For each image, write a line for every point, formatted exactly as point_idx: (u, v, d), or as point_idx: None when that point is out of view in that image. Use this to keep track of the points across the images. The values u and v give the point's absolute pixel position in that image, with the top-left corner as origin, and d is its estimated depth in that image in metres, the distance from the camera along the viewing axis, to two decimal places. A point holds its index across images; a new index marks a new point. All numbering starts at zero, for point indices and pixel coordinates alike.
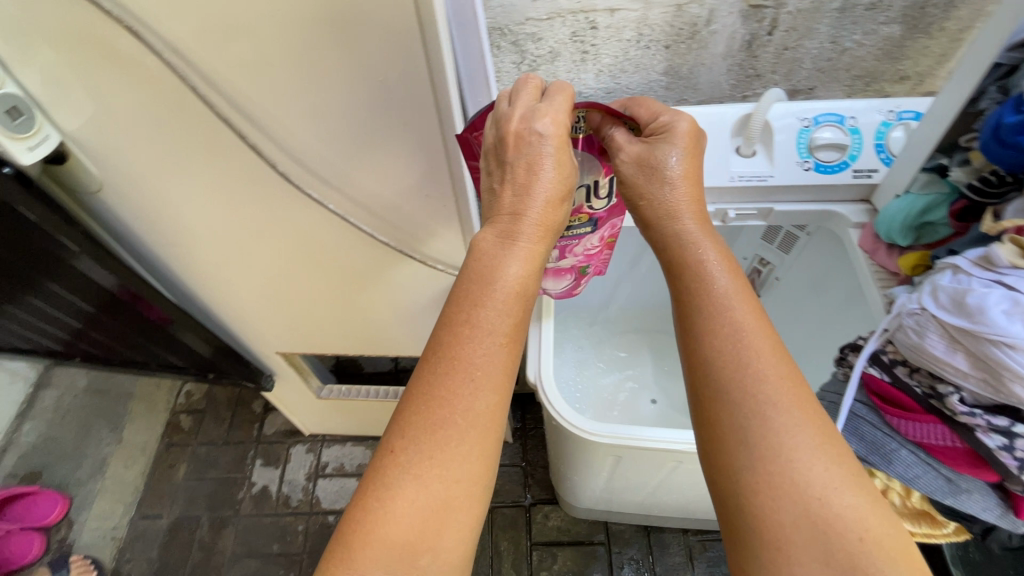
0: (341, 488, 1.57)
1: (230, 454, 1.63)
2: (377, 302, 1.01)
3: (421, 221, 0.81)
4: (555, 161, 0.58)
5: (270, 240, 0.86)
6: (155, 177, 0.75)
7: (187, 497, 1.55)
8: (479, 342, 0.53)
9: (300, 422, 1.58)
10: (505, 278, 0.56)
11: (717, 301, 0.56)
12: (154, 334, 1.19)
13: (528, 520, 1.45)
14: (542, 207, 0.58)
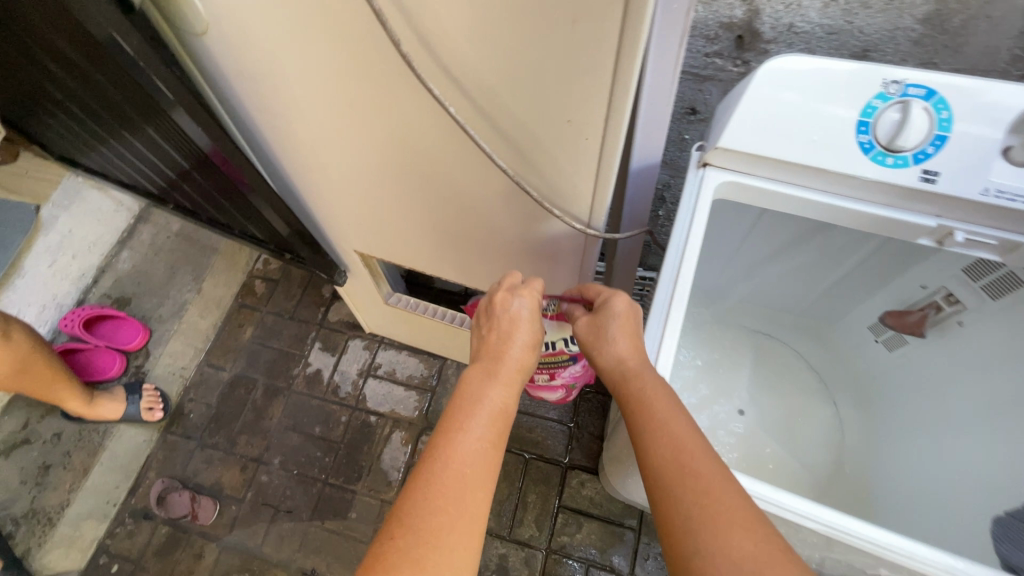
0: (388, 393, 1.58)
1: (295, 330, 1.69)
2: (475, 232, 0.90)
3: (553, 155, 0.66)
4: (524, 325, 0.79)
5: (380, 136, 0.75)
6: (261, 30, 0.64)
7: (249, 358, 1.64)
8: (470, 436, 0.66)
9: (363, 318, 1.57)
10: (491, 400, 0.71)
11: (654, 412, 0.62)
12: (238, 202, 1.16)
13: (562, 481, 1.40)
14: (520, 350, 0.77)
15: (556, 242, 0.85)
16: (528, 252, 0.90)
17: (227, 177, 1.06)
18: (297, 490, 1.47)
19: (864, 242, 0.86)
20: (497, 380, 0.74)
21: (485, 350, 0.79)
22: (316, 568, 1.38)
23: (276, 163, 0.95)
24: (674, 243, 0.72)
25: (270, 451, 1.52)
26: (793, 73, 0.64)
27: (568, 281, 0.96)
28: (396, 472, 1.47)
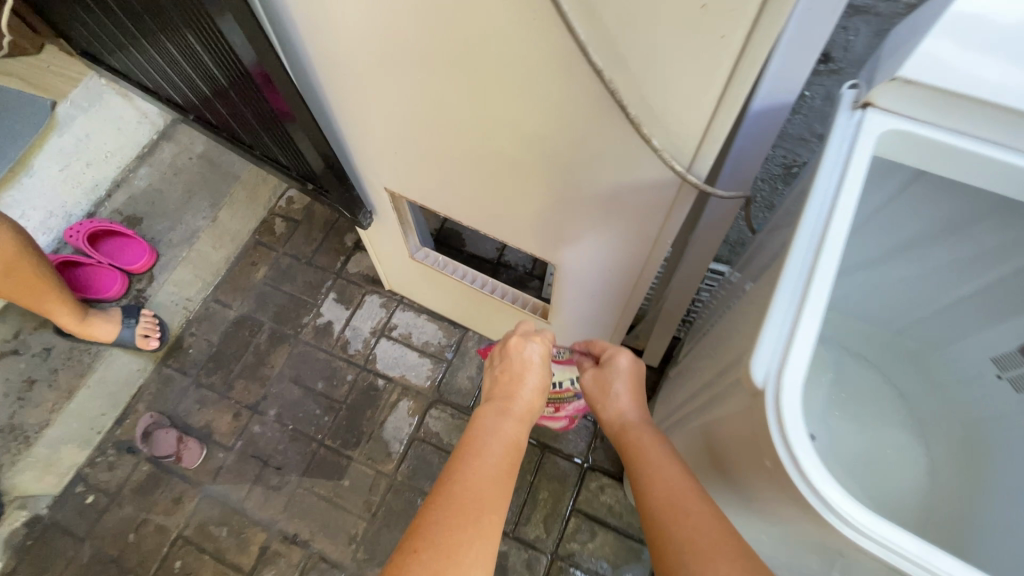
0: (399, 357, 1.44)
1: (311, 277, 1.57)
2: (531, 174, 0.73)
3: (673, 58, 0.48)
4: (538, 365, 0.91)
5: (439, 29, 0.59)
6: None
7: (259, 299, 1.54)
8: (497, 445, 0.76)
9: (383, 272, 1.43)
10: (507, 429, 0.80)
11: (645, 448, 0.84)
12: (273, 130, 1.02)
13: (579, 482, 1.25)
14: (534, 389, 0.88)
15: (635, 194, 0.68)
16: (595, 208, 0.74)
17: (264, 102, 0.92)
18: (290, 447, 1.36)
19: None
20: (516, 409, 0.84)
21: (500, 386, 0.89)
22: (299, 534, 1.26)
23: (303, 66, 0.79)
24: (812, 210, 0.61)
25: (267, 402, 1.41)
26: (979, 22, 0.57)
27: (638, 249, 0.80)
28: (398, 444, 1.33)
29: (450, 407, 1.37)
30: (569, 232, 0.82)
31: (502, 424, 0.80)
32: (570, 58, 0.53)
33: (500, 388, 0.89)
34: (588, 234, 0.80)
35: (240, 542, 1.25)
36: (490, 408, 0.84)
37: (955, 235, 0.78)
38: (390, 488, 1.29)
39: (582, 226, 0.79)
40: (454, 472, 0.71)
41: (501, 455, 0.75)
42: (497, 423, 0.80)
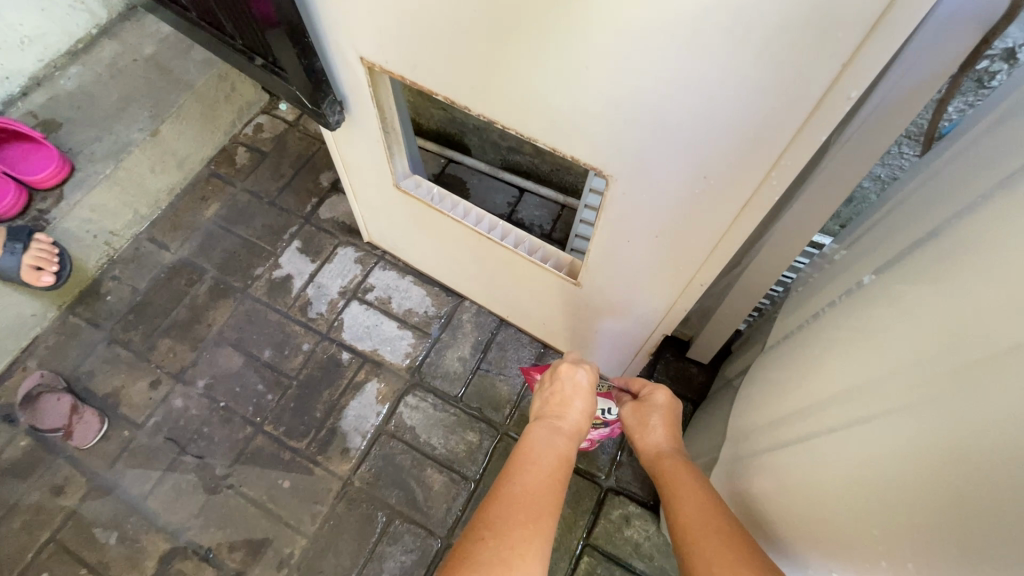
0: (372, 326, 1.12)
1: (273, 220, 1.26)
2: (601, 70, 0.52)
3: None
4: (587, 391, 0.77)
5: None
6: None
7: (204, 242, 1.23)
8: (545, 467, 0.64)
9: (362, 213, 1.11)
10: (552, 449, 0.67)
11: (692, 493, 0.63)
12: (235, 12, 0.75)
13: (596, 509, 0.93)
14: (581, 414, 0.75)
15: (756, 92, 0.47)
16: (687, 124, 0.52)
17: None
18: (217, 431, 1.03)
19: None
20: (565, 431, 0.71)
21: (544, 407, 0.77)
22: (213, 549, 0.93)
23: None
24: None
25: (195, 370, 1.09)
26: None
27: (770, 97, 0.46)
28: (359, 438, 1.01)
29: (433, 394, 1.05)
30: (641, 170, 0.59)
31: (549, 446, 0.68)
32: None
33: (543, 412, 0.76)
34: (672, 161, 0.56)
35: (132, 554, 0.93)
36: (535, 431, 0.72)
37: None
38: (341, 497, 0.96)
39: (663, 147, 0.55)
40: (492, 502, 0.58)
41: (548, 481, 0.62)
42: (542, 447, 0.68)
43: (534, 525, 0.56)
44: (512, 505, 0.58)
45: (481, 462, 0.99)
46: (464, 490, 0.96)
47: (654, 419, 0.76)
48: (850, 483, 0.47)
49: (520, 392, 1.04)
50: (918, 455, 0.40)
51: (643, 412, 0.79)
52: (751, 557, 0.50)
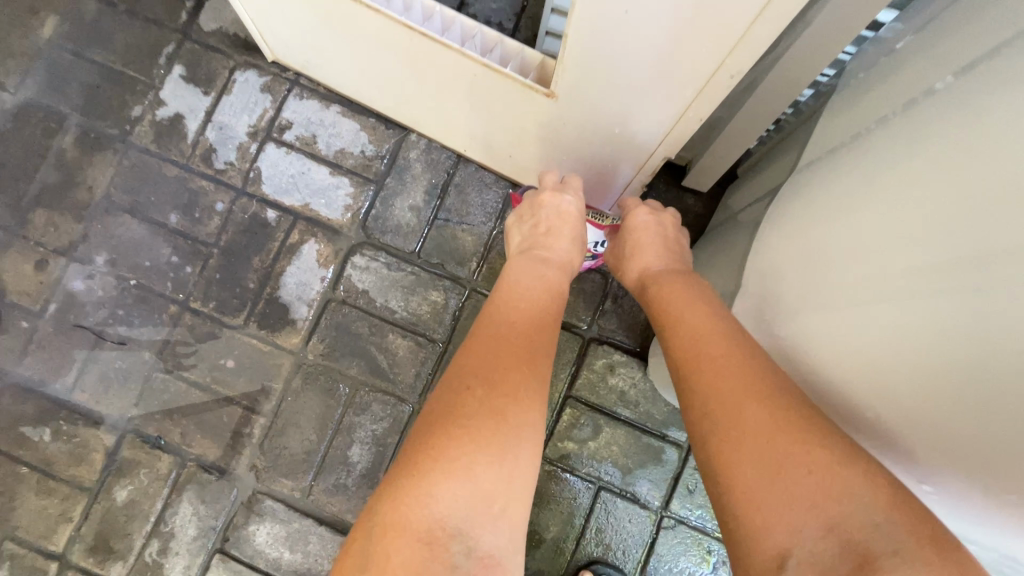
0: (298, 174, 0.90)
1: (138, 38, 0.93)
2: None
3: None
4: (577, 213, 0.67)
5: None
6: None
7: (51, 76, 0.92)
8: (529, 308, 0.58)
9: (247, 14, 0.80)
10: (533, 286, 0.60)
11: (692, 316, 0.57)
12: None
13: (578, 361, 0.84)
14: (567, 241, 0.66)
15: None
16: None
17: None
18: (135, 313, 0.88)
19: None
20: (551, 263, 0.64)
21: (525, 237, 0.68)
22: (164, 437, 0.85)
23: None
24: None
25: (88, 243, 0.89)
26: None
27: None
28: (305, 307, 0.87)
29: (384, 250, 0.88)
30: None
31: (534, 281, 0.61)
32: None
33: (524, 244, 0.67)
34: None
35: (74, 449, 0.84)
36: (512, 266, 0.64)
37: None
38: (296, 372, 0.86)
39: None
40: (469, 348, 0.53)
41: (530, 323, 0.56)
42: (524, 284, 0.61)
43: (521, 370, 0.51)
44: (495, 352, 0.52)
45: (448, 323, 0.87)
46: (432, 353, 0.86)
47: (645, 240, 0.68)
48: (866, 351, 0.41)
49: (487, 241, 0.88)
50: (967, 340, 0.34)
51: (632, 236, 0.69)
52: (745, 388, 0.46)
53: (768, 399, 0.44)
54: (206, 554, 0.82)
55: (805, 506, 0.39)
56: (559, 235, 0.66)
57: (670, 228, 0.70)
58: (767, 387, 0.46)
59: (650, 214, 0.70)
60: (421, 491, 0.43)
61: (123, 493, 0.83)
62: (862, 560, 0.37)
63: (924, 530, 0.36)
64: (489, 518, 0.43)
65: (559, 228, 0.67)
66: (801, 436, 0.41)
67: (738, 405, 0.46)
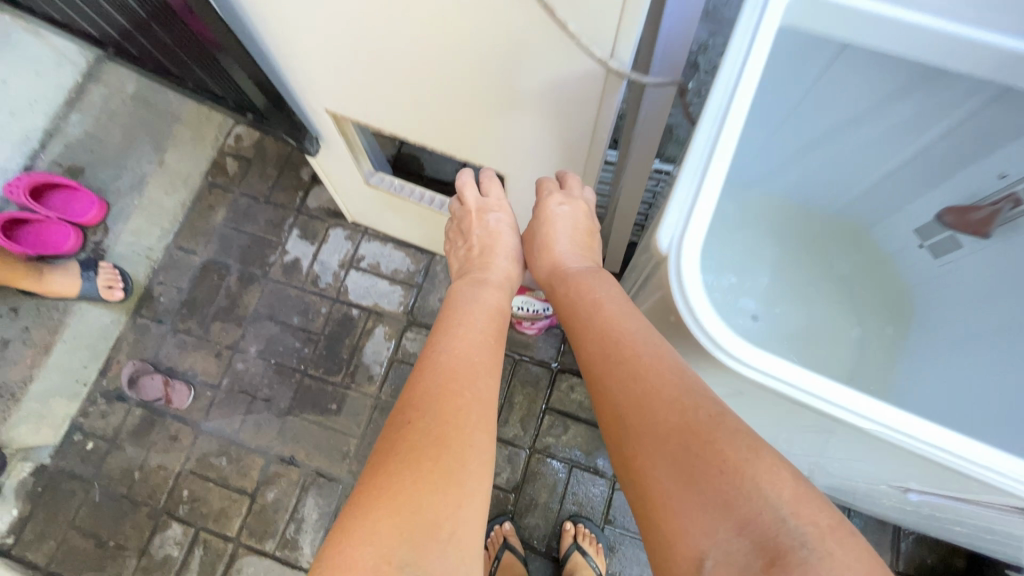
0: (370, 286, 1.47)
1: (271, 216, 1.55)
2: (485, 138, 0.85)
3: None
4: (507, 228, 0.87)
5: None
6: None
7: (221, 243, 1.53)
8: (472, 334, 0.71)
9: (343, 203, 1.41)
10: (476, 327, 0.72)
11: (603, 316, 0.68)
12: (201, 57, 1.01)
13: (550, 385, 1.33)
14: (507, 259, 0.85)
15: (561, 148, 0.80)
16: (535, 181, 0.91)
17: (189, 31, 0.94)
18: (275, 380, 1.41)
19: None
20: (495, 287, 0.81)
21: (472, 261, 0.86)
22: (295, 456, 1.34)
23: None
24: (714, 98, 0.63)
25: (246, 340, 1.45)
26: None
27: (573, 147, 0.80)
28: (378, 366, 1.40)
29: (424, 328, 1.42)
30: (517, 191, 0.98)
31: (480, 314, 0.75)
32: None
33: (467, 264, 0.86)
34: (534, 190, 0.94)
35: (240, 468, 1.34)
36: (455, 289, 0.81)
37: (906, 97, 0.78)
38: (375, 408, 1.37)
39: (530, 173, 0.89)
40: (417, 386, 0.63)
41: (473, 358, 0.67)
42: (472, 319, 0.74)
43: (466, 401, 0.61)
44: (443, 380, 0.63)
45: None
46: None
47: (555, 232, 0.80)
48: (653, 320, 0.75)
49: None
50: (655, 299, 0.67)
51: (545, 222, 0.81)
52: (654, 396, 0.57)
53: (671, 403, 0.55)
54: (325, 530, 1.28)
55: (714, 512, 0.49)
56: (497, 253, 0.85)
57: (579, 218, 0.82)
58: (673, 393, 0.57)
59: (563, 199, 0.81)
60: (364, 535, 0.50)
61: (272, 494, 1.31)
62: (772, 558, 0.45)
63: (821, 521, 0.47)
64: (438, 543, 0.51)
65: (495, 242, 0.85)
66: (704, 441, 0.52)
67: (645, 409, 0.57)
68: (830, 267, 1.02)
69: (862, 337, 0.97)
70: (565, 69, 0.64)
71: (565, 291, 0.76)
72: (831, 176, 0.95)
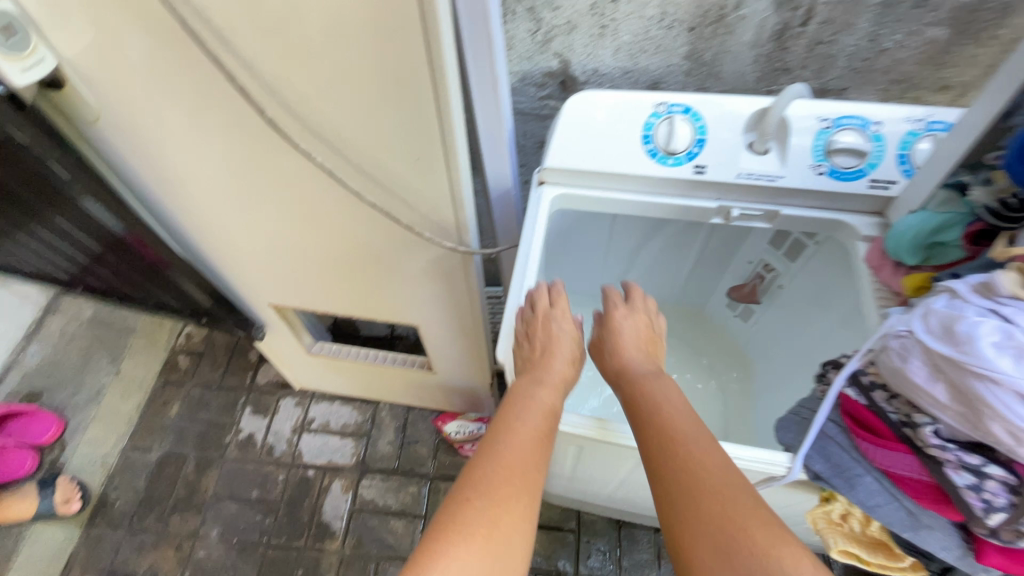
0: (323, 445, 1.59)
1: (224, 399, 1.68)
2: (396, 309, 1.10)
3: (393, 162, 0.74)
4: (568, 339, 0.75)
5: (278, 197, 0.85)
6: (156, 129, 0.77)
7: (176, 434, 1.62)
8: (524, 429, 0.65)
9: (290, 374, 1.59)
10: (527, 426, 0.65)
11: (670, 412, 0.62)
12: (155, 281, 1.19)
13: None
14: (561, 362, 0.73)
15: (452, 307, 1.06)
16: (441, 333, 1.15)
17: (145, 263, 1.12)
18: (238, 560, 1.44)
19: (697, 237, 0.98)
20: (543, 382, 0.70)
21: (527, 355, 0.74)
22: None
23: (143, 187, 0.93)
24: (524, 237, 0.81)
25: (206, 525, 1.49)
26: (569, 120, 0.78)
27: (459, 304, 1.05)
28: (339, 520, 1.47)
29: (378, 473, 1.54)
30: (431, 344, 1.21)
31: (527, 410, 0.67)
32: (334, 183, 0.79)
33: (525, 363, 0.73)
34: (442, 339, 1.18)
35: None
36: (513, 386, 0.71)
37: (664, 235, 1.00)
38: (341, 564, 1.41)
39: (436, 328, 1.14)
40: (472, 477, 0.59)
41: (525, 461, 0.61)
42: (521, 413, 0.67)
43: (517, 500, 0.58)
44: (497, 470, 0.59)
45: (424, 503, 1.48)
46: (416, 526, 1.45)
47: (624, 339, 0.73)
48: None
49: (435, 447, 1.56)
50: None
51: (611, 334, 0.75)
52: (711, 482, 0.54)
53: (714, 489, 0.53)
54: None
55: None
56: (554, 358, 0.73)
57: (647, 332, 0.76)
58: (715, 480, 0.54)
59: (626, 311, 0.77)
60: None
61: None
62: None
63: None
64: None
65: (555, 349, 0.73)
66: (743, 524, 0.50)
67: (696, 497, 0.53)
68: (676, 333, 1.22)
69: (710, 364, 1.19)
70: (437, 258, 0.92)
71: (628, 389, 0.68)
72: (659, 278, 1.14)
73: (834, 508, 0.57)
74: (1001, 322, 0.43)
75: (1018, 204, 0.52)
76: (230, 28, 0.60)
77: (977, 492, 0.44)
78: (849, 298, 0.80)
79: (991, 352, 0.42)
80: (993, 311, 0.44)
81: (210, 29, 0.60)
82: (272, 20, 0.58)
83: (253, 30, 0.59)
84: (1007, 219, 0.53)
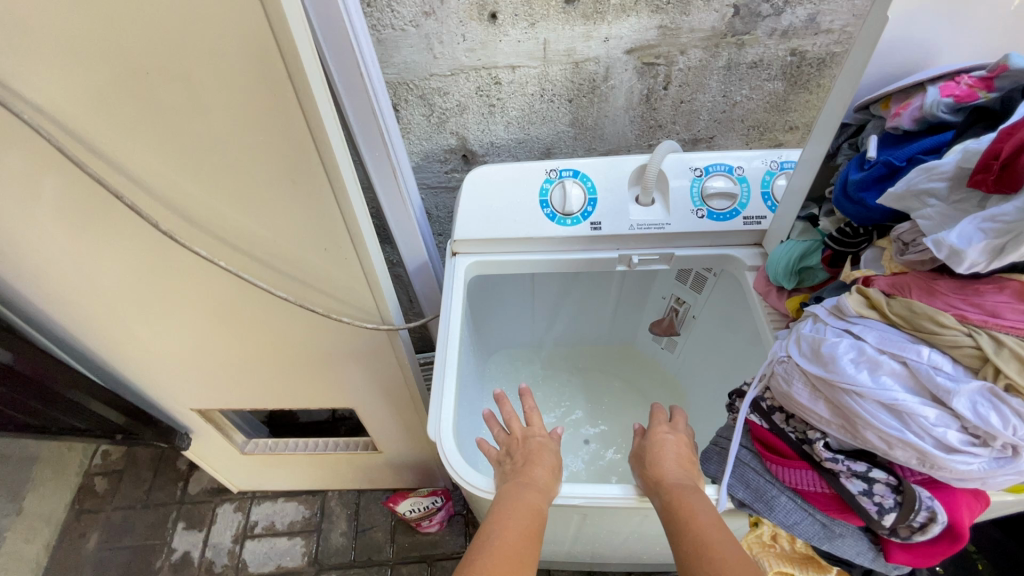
0: (269, 550, 1.47)
1: (151, 518, 1.53)
2: (327, 393, 1.06)
3: (300, 253, 0.75)
4: (552, 451, 0.72)
5: (185, 301, 0.82)
6: (44, 250, 0.74)
7: (97, 570, 1.45)
8: (517, 523, 0.59)
9: (225, 477, 1.48)
10: (520, 519, 0.60)
11: (701, 518, 0.54)
12: (57, 405, 1.09)
13: None
14: (545, 469, 0.68)
15: (385, 384, 1.04)
16: (379, 411, 1.13)
17: (43, 387, 1.02)
18: None
19: (612, 282, 1.04)
20: (530, 485, 0.65)
21: (513, 463, 0.70)
22: None
23: (33, 308, 0.87)
24: (444, 310, 0.82)
25: None
26: (470, 194, 0.84)
27: (392, 381, 1.03)
28: None
29: (333, 569, 1.43)
30: (370, 424, 1.17)
31: (515, 508, 0.61)
32: (245, 283, 0.78)
33: (508, 470, 0.69)
34: (380, 416, 1.14)
35: None
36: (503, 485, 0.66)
37: (582, 283, 1.04)
38: None
39: (373, 406, 1.11)
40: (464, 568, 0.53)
41: (516, 556, 0.55)
42: (508, 512, 0.61)
43: None
44: (491, 562, 0.54)
45: None
46: None
47: (665, 453, 0.65)
48: None
49: (391, 529, 1.48)
50: None
51: (650, 448, 0.67)
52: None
53: None
54: None
55: None
56: (537, 463, 0.69)
57: (687, 449, 0.67)
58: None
59: (668, 429, 0.69)
60: None
61: None
62: None
63: None
64: None
65: (539, 457, 0.70)
66: None
67: None
68: (611, 373, 1.25)
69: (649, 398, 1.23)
70: (361, 338, 0.92)
71: (662, 502, 0.59)
72: (586, 324, 1.18)
73: (763, 531, 0.59)
74: (853, 339, 0.49)
75: (853, 232, 0.60)
76: (113, 149, 0.59)
77: (870, 497, 0.48)
78: (749, 323, 0.87)
79: (851, 367, 0.48)
80: (847, 330, 0.51)
81: (92, 152, 0.60)
82: (158, 138, 0.58)
83: (139, 149, 0.59)
84: (849, 245, 0.62)
